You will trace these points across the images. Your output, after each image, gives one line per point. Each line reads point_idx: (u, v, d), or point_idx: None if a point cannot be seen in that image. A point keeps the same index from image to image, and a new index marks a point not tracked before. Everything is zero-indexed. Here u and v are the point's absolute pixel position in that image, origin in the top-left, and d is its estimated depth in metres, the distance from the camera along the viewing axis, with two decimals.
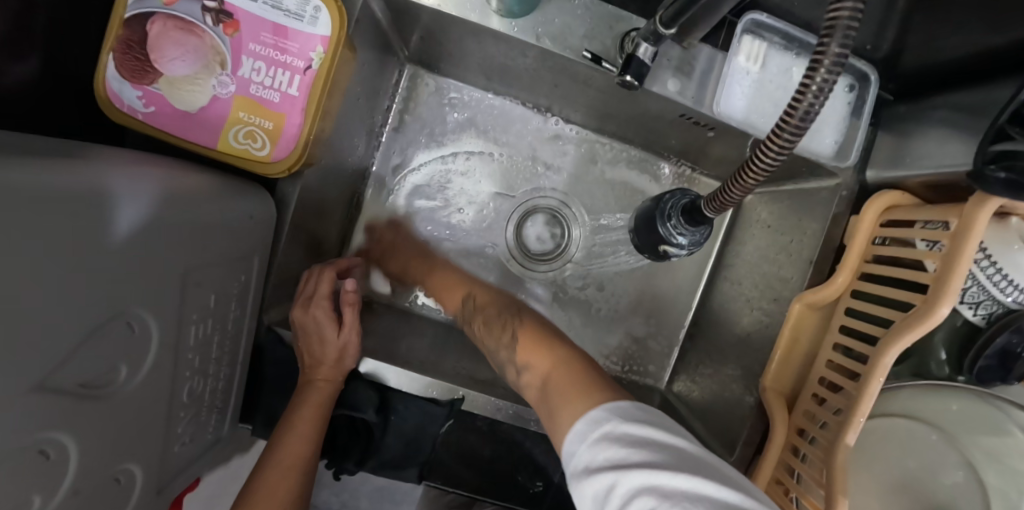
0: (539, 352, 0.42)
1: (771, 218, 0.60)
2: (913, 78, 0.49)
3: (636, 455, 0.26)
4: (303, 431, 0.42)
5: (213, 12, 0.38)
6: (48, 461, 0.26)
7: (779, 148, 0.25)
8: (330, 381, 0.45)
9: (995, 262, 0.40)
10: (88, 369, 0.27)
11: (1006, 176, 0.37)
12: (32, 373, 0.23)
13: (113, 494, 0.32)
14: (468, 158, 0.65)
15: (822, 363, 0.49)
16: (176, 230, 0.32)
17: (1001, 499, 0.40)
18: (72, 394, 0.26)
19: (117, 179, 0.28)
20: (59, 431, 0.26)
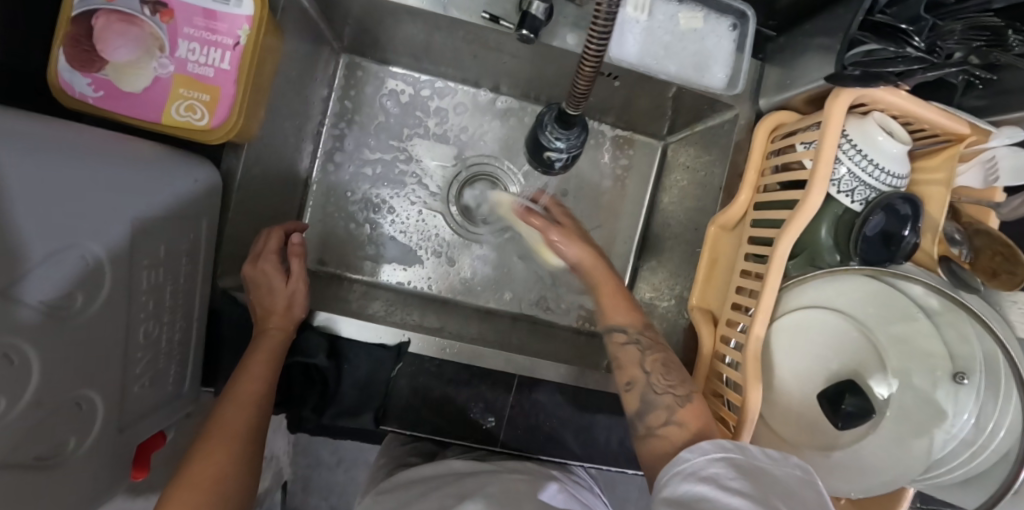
0: (697, 416, 0.42)
1: (689, 159, 0.66)
2: (787, 13, 0.55)
3: (740, 485, 0.32)
4: (257, 371, 0.45)
5: (150, 4, 0.44)
6: (14, 367, 0.29)
7: (599, 36, 0.30)
8: (282, 330, 0.49)
9: (857, 146, 0.44)
10: (47, 289, 0.31)
11: (861, 72, 0.43)
12: None
13: (76, 417, 0.35)
14: (407, 138, 0.70)
15: (737, 274, 0.52)
16: (90, 180, 0.35)
17: (922, 396, 0.44)
18: (33, 308, 0.30)
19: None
20: (23, 340, 0.29)
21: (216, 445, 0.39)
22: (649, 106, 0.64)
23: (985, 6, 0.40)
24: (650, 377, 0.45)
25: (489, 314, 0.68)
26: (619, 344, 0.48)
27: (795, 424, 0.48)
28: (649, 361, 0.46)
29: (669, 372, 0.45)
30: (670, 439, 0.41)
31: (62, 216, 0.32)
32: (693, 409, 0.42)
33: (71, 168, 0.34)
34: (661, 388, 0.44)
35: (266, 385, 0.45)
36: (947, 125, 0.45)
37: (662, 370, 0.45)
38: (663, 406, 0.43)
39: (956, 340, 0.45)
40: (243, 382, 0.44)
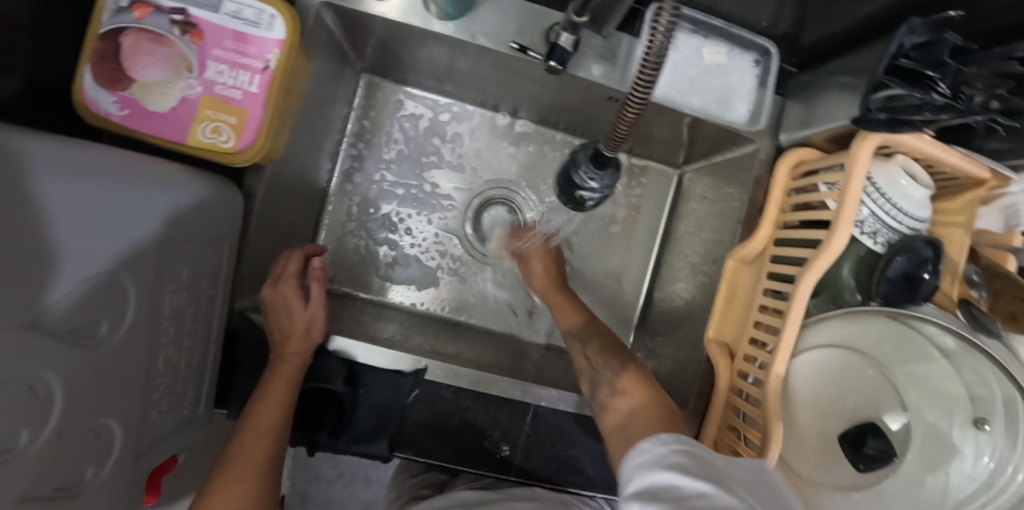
0: (637, 386, 0.45)
1: (707, 190, 0.66)
2: (810, 51, 0.56)
3: (701, 472, 0.30)
4: (279, 396, 0.45)
5: (180, 24, 0.44)
6: (38, 399, 0.28)
7: (646, 80, 0.30)
8: (299, 354, 0.48)
9: (880, 190, 0.44)
10: (76, 317, 0.31)
11: (886, 117, 0.44)
12: (20, 309, 0.26)
13: (96, 446, 0.35)
14: (425, 159, 0.70)
15: (755, 309, 0.52)
16: (132, 203, 0.35)
17: (937, 435, 0.43)
18: (60, 336, 0.29)
19: (47, 145, 0.30)
20: (48, 370, 0.29)
21: (232, 474, 0.39)
22: (669, 136, 0.64)
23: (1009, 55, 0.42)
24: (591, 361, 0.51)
25: (503, 339, 0.68)
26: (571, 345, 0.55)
27: (814, 459, 0.48)
28: (591, 347, 0.52)
29: (608, 355, 0.50)
30: (620, 409, 0.44)
31: (102, 244, 0.32)
32: (632, 382, 0.45)
33: (107, 192, 0.33)
34: (609, 365, 0.49)
35: (285, 413, 0.44)
36: (969, 170, 0.45)
37: (601, 352, 0.51)
38: (608, 382, 0.47)
39: (975, 383, 0.44)
40: (264, 407, 0.44)
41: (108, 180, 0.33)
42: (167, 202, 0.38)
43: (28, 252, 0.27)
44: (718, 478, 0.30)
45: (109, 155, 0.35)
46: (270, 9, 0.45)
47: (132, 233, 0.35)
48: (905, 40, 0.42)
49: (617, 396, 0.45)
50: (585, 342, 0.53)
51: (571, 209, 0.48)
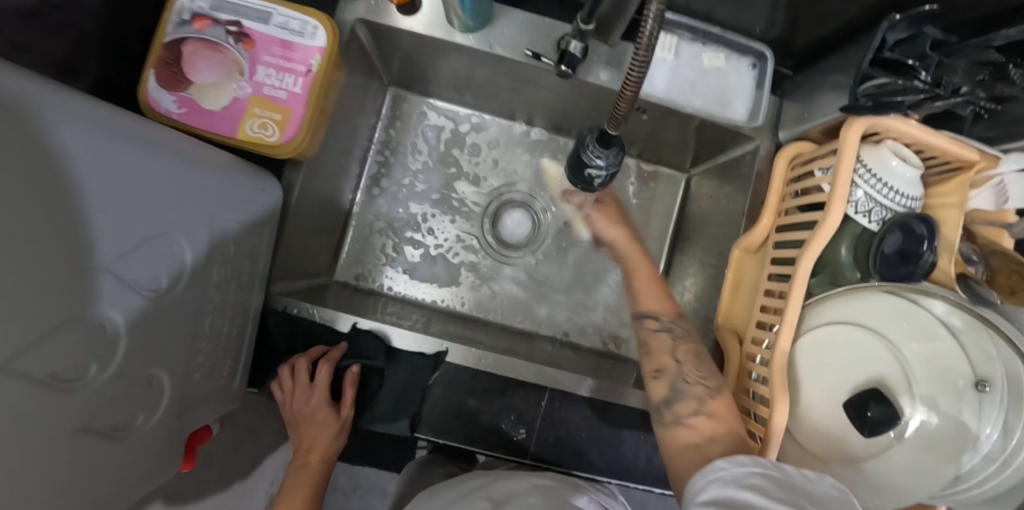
0: (727, 414, 0.45)
1: (712, 189, 0.69)
2: (803, 54, 0.60)
3: (778, 492, 0.34)
4: (315, 435, 0.55)
5: (234, 35, 0.50)
6: (106, 337, 0.32)
7: (641, 59, 0.34)
8: (320, 461, 0.55)
9: (870, 171, 0.47)
10: (143, 270, 0.35)
11: (872, 103, 0.48)
12: (104, 251, 0.30)
13: (147, 394, 0.38)
14: (449, 168, 0.74)
15: (761, 294, 0.54)
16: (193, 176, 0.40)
17: (950, 412, 0.44)
18: (130, 283, 0.34)
19: (134, 122, 0.36)
20: (117, 313, 0.32)
21: None
22: (675, 139, 0.68)
23: (986, 44, 0.46)
24: (681, 366, 0.49)
25: (518, 334, 0.70)
26: (652, 330, 0.52)
27: (826, 440, 0.47)
28: (680, 350, 0.50)
29: (699, 366, 0.49)
30: (700, 430, 0.44)
31: (170, 209, 0.37)
32: (722, 405, 0.46)
33: (174, 166, 0.37)
34: (691, 379, 0.48)
35: (314, 487, 0.54)
36: (956, 153, 0.49)
37: (693, 361, 0.49)
38: (693, 396, 0.47)
39: (978, 355, 0.45)
40: (313, 443, 0.55)
41: (174, 155, 0.38)
42: (217, 180, 0.43)
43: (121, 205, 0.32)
44: (794, 498, 0.33)
45: (168, 135, 0.40)
46: (313, 21, 0.50)
47: (192, 203, 0.39)
48: (887, 35, 0.46)
49: (701, 414, 0.45)
50: (673, 342, 0.51)
51: (579, 190, 0.46)
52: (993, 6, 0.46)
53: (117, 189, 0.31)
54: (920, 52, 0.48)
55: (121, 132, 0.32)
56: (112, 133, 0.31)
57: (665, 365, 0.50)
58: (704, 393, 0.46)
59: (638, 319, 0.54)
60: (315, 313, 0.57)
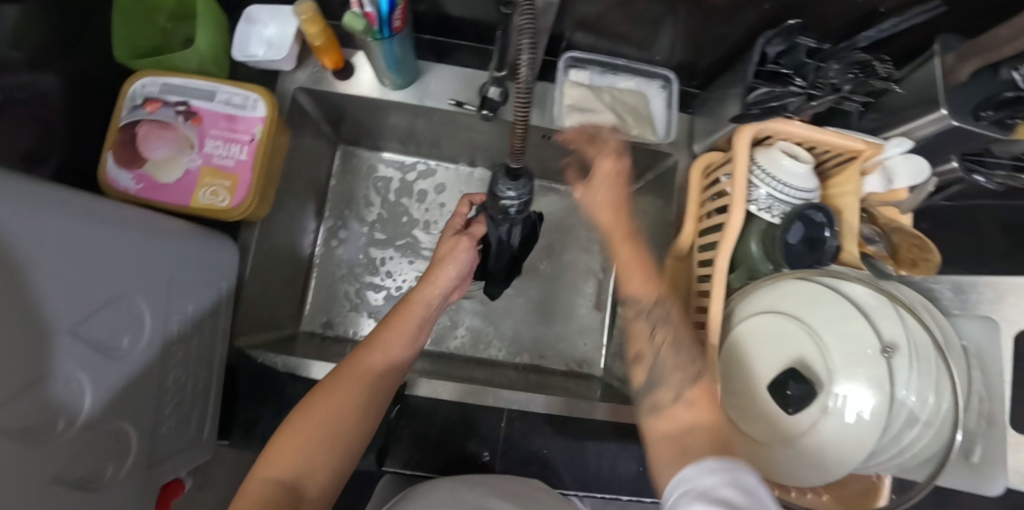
0: (707, 401, 0.36)
1: (646, 204, 0.74)
2: (703, 75, 0.67)
3: None
4: (350, 377, 0.43)
5: (183, 114, 0.55)
6: (72, 393, 0.35)
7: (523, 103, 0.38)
8: (408, 310, 0.49)
9: (765, 171, 0.53)
10: (101, 331, 0.39)
11: (758, 110, 0.54)
12: (64, 317, 0.35)
13: (114, 446, 0.41)
14: (401, 218, 0.77)
15: (694, 295, 0.58)
16: (147, 245, 0.44)
17: (875, 383, 0.46)
18: (91, 344, 0.37)
19: (97, 202, 0.41)
20: (80, 370, 0.36)
21: (329, 392, 0.42)
22: (607, 165, 0.73)
23: (853, 46, 0.53)
24: (660, 347, 0.41)
25: (481, 363, 0.72)
26: (632, 314, 0.43)
27: (764, 424, 0.50)
28: (659, 333, 0.41)
29: (679, 348, 0.40)
30: (675, 419, 0.35)
31: (123, 276, 0.41)
32: (705, 394, 0.37)
33: (130, 237, 0.42)
34: (669, 361, 0.40)
35: (369, 381, 0.44)
36: (846, 144, 0.54)
37: (673, 346, 0.40)
38: (671, 382, 0.38)
39: (888, 327, 0.48)
40: (332, 394, 0.42)
41: (130, 228, 0.43)
42: (172, 247, 0.48)
43: (78, 277, 0.36)
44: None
45: (127, 210, 0.45)
46: (253, 95, 0.56)
47: (145, 268, 0.44)
48: (766, 48, 0.55)
49: (679, 402, 0.36)
50: (653, 322, 0.42)
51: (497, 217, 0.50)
52: (847, 17, 0.53)
53: (73, 262, 0.35)
54: (800, 61, 0.55)
55: (80, 211, 0.37)
56: (72, 216, 0.36)
57: (642, 344, 0.41)
58: (678, 393, 0.43)
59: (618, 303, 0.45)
60: (274, 360, 0.59)
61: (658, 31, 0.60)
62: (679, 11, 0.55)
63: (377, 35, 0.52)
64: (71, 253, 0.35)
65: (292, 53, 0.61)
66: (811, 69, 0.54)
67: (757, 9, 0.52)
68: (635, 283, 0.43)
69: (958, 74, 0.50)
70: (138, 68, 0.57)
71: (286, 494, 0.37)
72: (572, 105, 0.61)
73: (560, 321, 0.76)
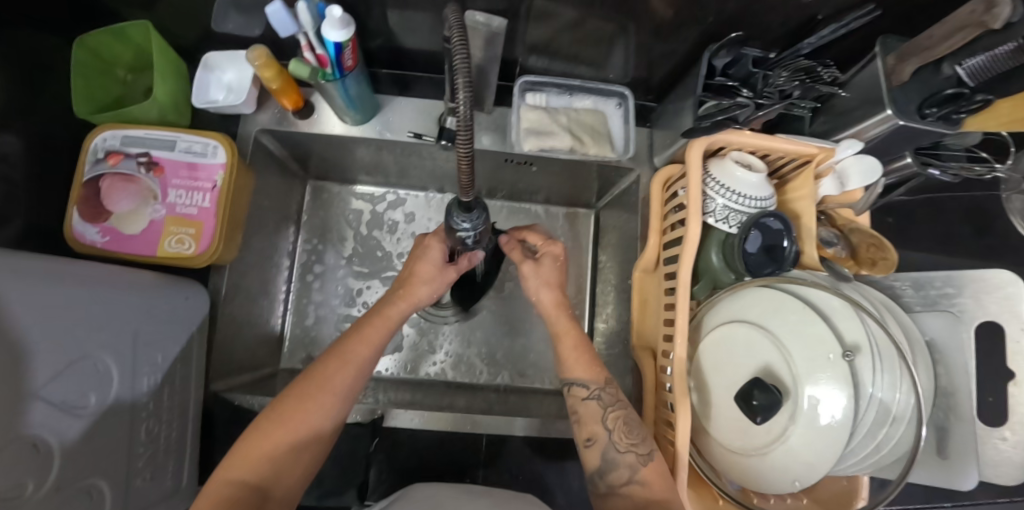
0: (659, 477, 0.49)
1: (614, 219, 0.75)
2: (658, 89, 0.68)
3: None
4: (322, 389, 0.47)
5: (146, 165, 0.56)
6: (39, 456, 0.36)
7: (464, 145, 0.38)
8: (382, 323, 0.52)
9: (720, 182, 0.53)
10: (66, 392, 0.39)
11: (709, 124, 0.54)
12: (26, 382, 0.35)
13: (88, 505, 0.41)
14: (376, 251, 0.77)
15: (663, 308, 0.59)
16: (109, 300, 0.44)
17: (840, 384, 0.46)
18: (56, 406, 0.37)
19: (52, 264, 0.41)
20: (44, 431, 0.36)
21: (303, 394, 0.46)
22: (573, 182, 0.74)
23: (796, 54, 0.54)
24: (612, 435, 0.51)
25: (461, 388, 0.73)
26: (581, 399, 0.54)
27: (738, 434, 0.49)
28: (610, 418, 0.52)
29: (629, 432, 0.51)
30: (634, 496, 0.48)
31: (87, 334, 0.41)
32: (654, 470, 0.49)
33: (93, 295, 0.43)
34: (622, 446, 0.51)
35: (342, 386, 0.48)
36: (799, 149, 0.54)
37: (622, 428, 0.52)
38: (624, 464, 0.50)
39: (849, 329, 0.49)
40: (303, 403, 0.46)
41: (91, 286, 0.43)
42: (136, 299, 0.48)
43: (35, 341, 0.36)
44: None
45: (89, 268, 0.45)
46: (213, 142, 0.57)
47: (109, 323, 0.44)
48: (713, 62, 0.56)
49: (634, 483, 0.49)
50: (602, 410, 0.53)
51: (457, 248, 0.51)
52: (789, 27, 0.54)
53: (30, 327, 0.36)
54: (747, 71, 0.56)
55: (33, 275, 0.37)
56: (25, 281, 0.36)
57: (597, 431, 0.52)
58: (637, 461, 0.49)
59: (567, 387, 0.56)
60: (252, 402, 0.60)
61: (609, 51, 0.61)
62: (626, 30, 0.56)
63: (328, 76, 0.54)
64: (25, 318, 0.35)
65: (251, 96, 0.62)
66: (759, 78, 0.55)
67: (700, 24, 0.54)
68: (579, 374, 0.55)
69: (900, 75, 0.51)
70: (97, 123, 0.58)
71: (252, 494, 0.41)
72: (530, 129, 0.62)
73: (538, 340, 0.77)
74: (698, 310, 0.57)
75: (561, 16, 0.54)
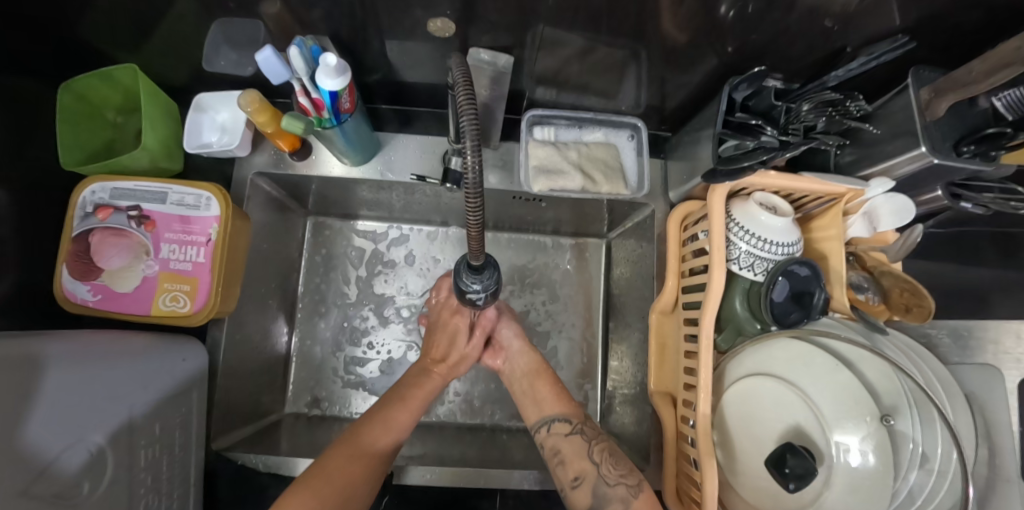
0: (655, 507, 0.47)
1: (627, 252, 0.72)
2: (671, 118, 0.65)
3: None
4: (382, 426, 0.50)
5: (136, 218, 0.54)
6: None
7: (474, 215, 0.34)
8: (441, 375, 0.58)
9: (744, 227, 0.50)
10: (57, 483, 0.35)
11: (726, 168, 0.50)
12: (9, 485, 0.32)
13: None
14: (380, 289, 0.75)
15: (683, 354, 0.56)
16: (99, 379, 0.42)
17: (878, 444, 0.44)
18: (46, 502, 0.34)
19: (63, 347, 0.42)
20: None
21: (366, 424, 0.50)
22: (584, 213, 0.71)
23: (822, 85, 0.50)
24: (599, 467, 0.50)
25: (474, 431, 0.70)
26: (563, 435, 0.53)
27: (768, 495, 0.46)
28: (596, 451, 0.52)
29: (617, 464, 0.50)
30: None
31: (74, 420, 0.39)
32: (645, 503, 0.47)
33: (79, 374, 0.41)
34: (611, 479, 0.49)
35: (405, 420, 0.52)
36: (827, 189, 0.51)
37: (609, 460, 0.51)
38: (616, 498, 0.48)
39: (881, 384, 0.47)
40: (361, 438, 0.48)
41: (71, 367, 0.41)
42: (134, 371, 0.46)
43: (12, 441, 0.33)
44: None
45: (66, 344, 0.43)
46: (205, 193, 0.54)
47: (100, 405, 0.41)
48: (732, 95, 0.52)
49: None
50: (586, 443, 0.52)
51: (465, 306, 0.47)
52: (815, 56, 0.50)
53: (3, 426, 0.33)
54: (768, 103, 0.53)
55: (30, 365, 0.38)
56: (35, 368, 0.38)
57: (584, 466, 0.50)
58: (629, 492, 0.48)
59: (546, 425, 0.55)
60: (256, 460, 0.58)
61: (621, 81, 0.57)
62: (639, 58, 0.52)
63: (326, 123, 0.52)
64: None
65: (246, 138, 0.59)
66: (781, 112, 0.52)
67: (719, 53, 0.50)
68: (556, 411, 0.56)
69: (935, 111, 0.47)
70: (86, 173, 0.55)
71: None
72: (538, 167, 0.59)
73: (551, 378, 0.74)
74: (720, 360, 0.55)
75: (570, 46, 0.50)
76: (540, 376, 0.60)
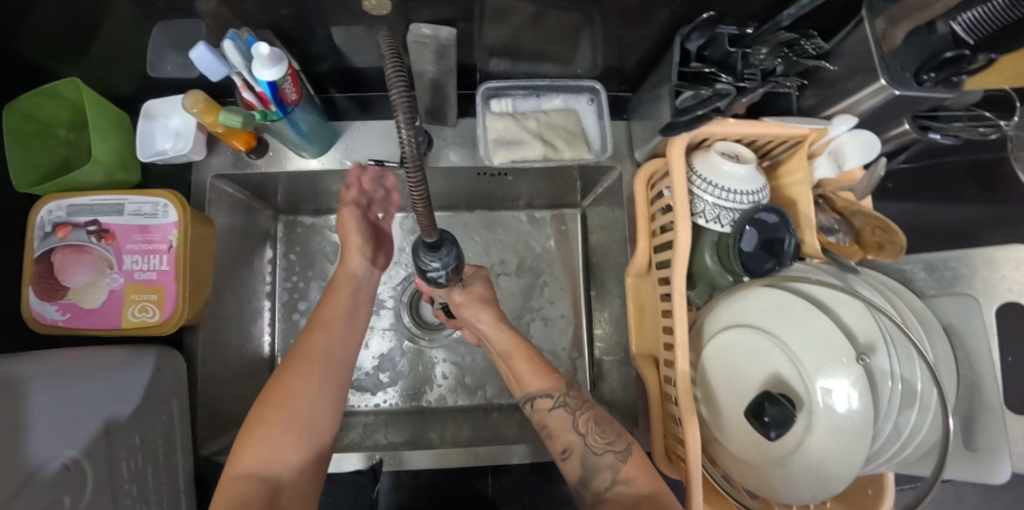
0: (642, 470, 0.48)
1: (601, 219, 0.71)
2: (631, 78, 0.64)
3: None
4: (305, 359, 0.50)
5: (95, 233, 0.53)
6: None
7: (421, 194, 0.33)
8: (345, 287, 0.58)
9: (706, 179, 0.49)
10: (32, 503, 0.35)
11: (685, 118, 0.49)
12: None
13: None
14: None
15: (660, 315, 0.55)
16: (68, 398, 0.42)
17: (860, 384, 0.43)
18: None
19: (43, 365, 0.42)
20: None
21: (295, 359, 0.50)
22: (553, 185, 0.70)
23: (776, 26, 0.48)
24: (586, 439, 0.50)
25: (466, 411, 0.70)
26: (546, 410, 0.52)
27: (753, 444, 0.46)
28: (581, 421, 0.51)
29: (602, 432, 0.50)
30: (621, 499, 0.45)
31: (41, 440, 0.38)
32: (636, 467, 0.48)
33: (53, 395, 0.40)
34: (599, 448, 0.49)
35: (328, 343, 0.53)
36: (788, 132, 0.50)
37: (595, 429, 0.50)
38: (606, 466, 0.48)
39: (857, 327, 0.47)
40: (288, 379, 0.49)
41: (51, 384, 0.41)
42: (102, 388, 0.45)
43: None
44: None
45: (45, 363, 0.43)
46: (162, 201, 0.53)
47: (69, 424, 0.41)
48: (685, 45, 0.51)
49: (620, 482, 0.47)
50: (570, 416, 0.51)
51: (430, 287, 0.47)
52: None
53: None
54: (722, 50, 0.51)
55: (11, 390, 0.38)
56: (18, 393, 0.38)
57: (570, 438, 0.50)
58: (616, 460, 0.48)
59: (530, 402, 0.54)
60: None
61: (573, 46, 0.56)
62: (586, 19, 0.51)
63: (273, 115, 0.51)
64: None
65: (200, 143, 0.58)
66: (736, 59, 0.51)
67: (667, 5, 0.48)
68: (540, 387, 0.54)
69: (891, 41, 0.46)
70: (42, 195, 0.55)
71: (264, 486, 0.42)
72: (498, 140, 0.59)
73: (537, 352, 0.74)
74: (697, 318, 0.54)
75: (515, 14, 0.49)
76: (522, 347, 0.57)
